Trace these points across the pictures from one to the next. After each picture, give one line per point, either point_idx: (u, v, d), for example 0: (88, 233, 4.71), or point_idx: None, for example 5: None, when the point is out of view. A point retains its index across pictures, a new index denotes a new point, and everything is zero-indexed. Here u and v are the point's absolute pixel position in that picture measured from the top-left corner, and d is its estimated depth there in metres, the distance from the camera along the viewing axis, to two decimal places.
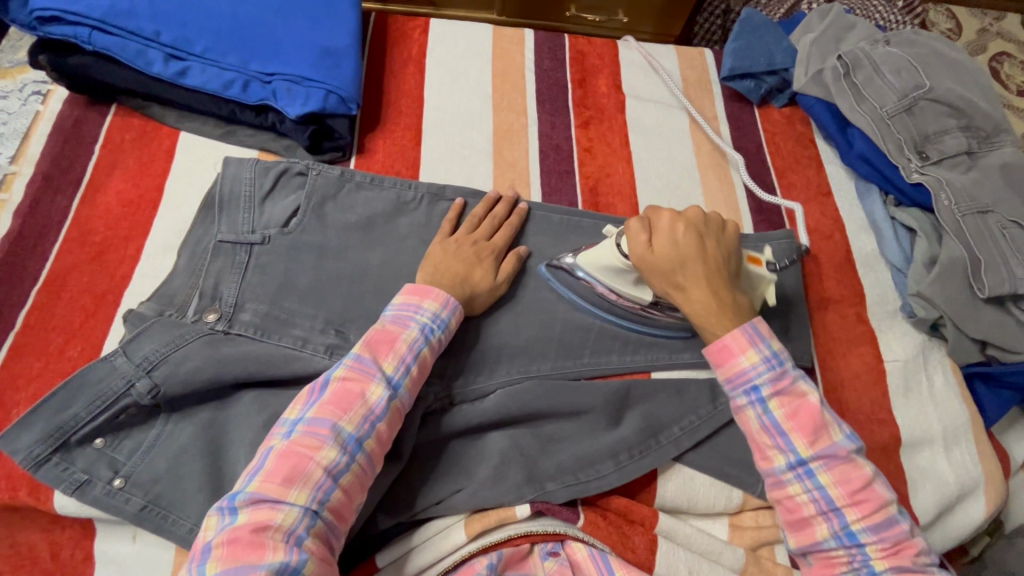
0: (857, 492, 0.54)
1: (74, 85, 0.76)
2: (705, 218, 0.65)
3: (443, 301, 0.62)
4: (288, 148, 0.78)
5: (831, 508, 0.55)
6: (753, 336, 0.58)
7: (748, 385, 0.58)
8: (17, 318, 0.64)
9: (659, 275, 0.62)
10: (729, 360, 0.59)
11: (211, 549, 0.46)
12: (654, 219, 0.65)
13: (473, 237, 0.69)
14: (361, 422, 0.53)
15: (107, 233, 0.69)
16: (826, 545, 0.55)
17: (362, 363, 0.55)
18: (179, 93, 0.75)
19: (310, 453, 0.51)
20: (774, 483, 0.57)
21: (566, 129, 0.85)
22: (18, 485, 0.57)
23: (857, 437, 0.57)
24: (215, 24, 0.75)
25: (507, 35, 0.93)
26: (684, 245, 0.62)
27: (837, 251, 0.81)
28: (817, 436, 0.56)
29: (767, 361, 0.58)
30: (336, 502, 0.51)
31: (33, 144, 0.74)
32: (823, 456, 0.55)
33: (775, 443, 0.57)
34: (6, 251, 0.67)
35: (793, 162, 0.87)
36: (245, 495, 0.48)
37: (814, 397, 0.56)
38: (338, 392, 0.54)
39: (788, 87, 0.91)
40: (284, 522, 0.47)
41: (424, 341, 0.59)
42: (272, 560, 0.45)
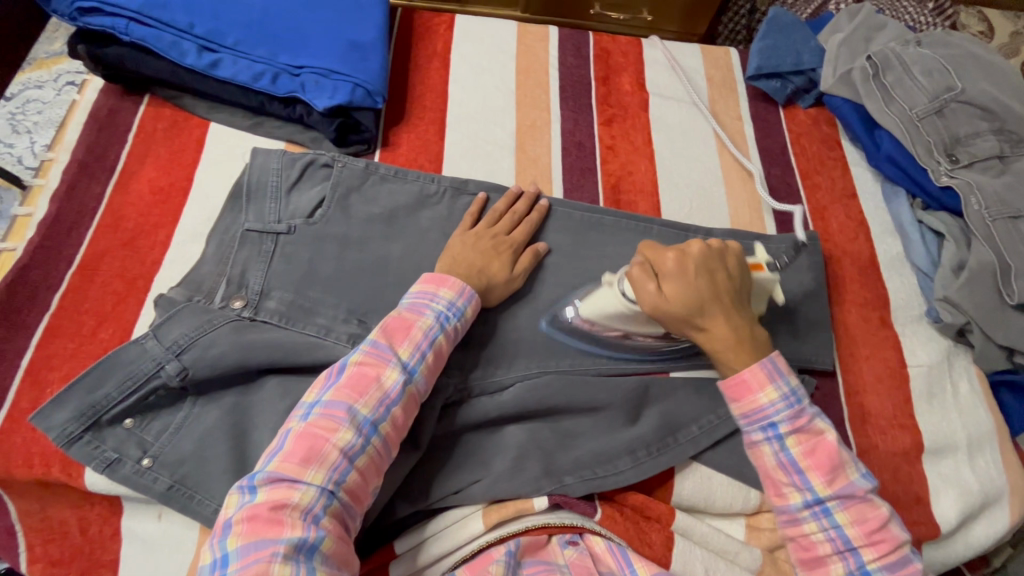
0: (874, 533, 0.54)
1: (110, 75, 0.78)
2: (709, 249, 0.62)
3: (459, 290, 0.62)
4: (314, 141, 0.79)
5: (848, 547, 0.55)
6: (771, 372, 0.58)
7: (765, 422, 0.57)
8: (51, 300, 0.65)
9: (677, 320, 0.60)
10: (746, 395, 0.58)
11: (232, 525, 0.47)
12: (657, 261, 0.61)
13: (493, 230, 0.70)
14: (377, 406, 0.54)
15: (138, 220, 0.71)
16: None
17: (379, 349, 0.56)
18: (210, 85, 0.77)
19: (326, 435, 0.51)
20: (788, 520, 0.57)
21: (589, 126, 0.85)
22: (51, 462, 0.59)
23: (873, 477, 0.57)
24: (246, 17, 0.76)
25: (531, 32, 0.93)
26: (698, 286, 0.59)
27: (862, 254, 0.80)
28: (834, 474, 0.56)
29: (785, 398, 0.57)
30: (353, 483, 0.51)
31: (70, 132, 0.76)
32: (840, 495, 0.55)
33: (791, 480, 0.57)
34: (42, 235, 0.69)
35: (818, 163, 0.86)
36: (264, 474, 0.49)
37: (832, 435, 0.56)
38: (354, 376, 0.54)
39: (815, 87, 0.91)
40: (301, 501, 0.48)
41: (439, 329, 0.60)
42: (291, 536, 0.46)
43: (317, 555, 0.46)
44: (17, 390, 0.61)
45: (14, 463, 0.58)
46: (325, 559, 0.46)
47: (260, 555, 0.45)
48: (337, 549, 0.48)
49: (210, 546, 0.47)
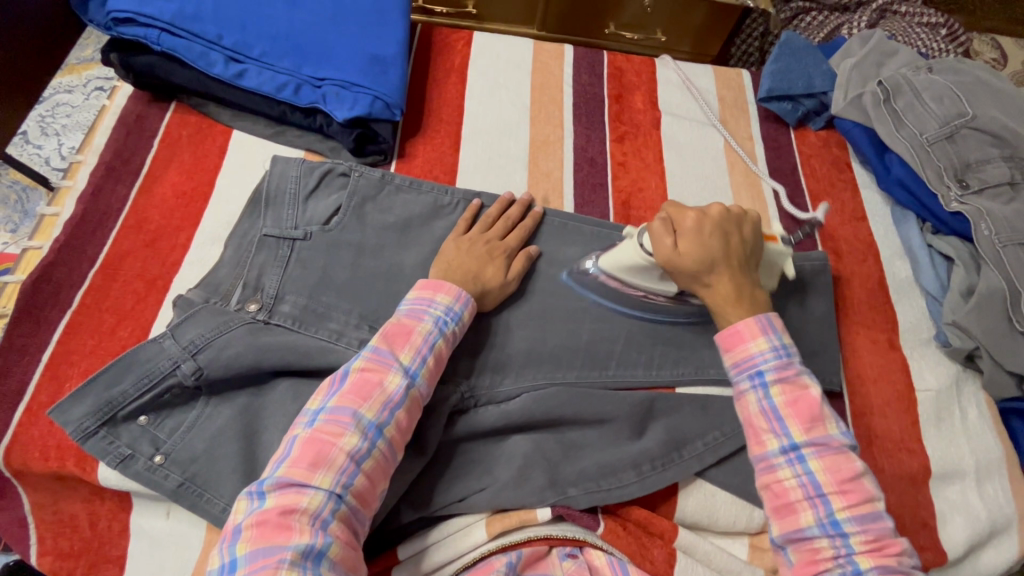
0: (845, 481, 0.52)
1: (140, 82, 0.81)
2: (727, 214, 0.65)
3: (456, 295, 0.63)
4: (333, 150, 0.81)
5: (818, 493, 0.53)
6: (765, 326, 0.59)
7: (753, 370, 0.58)
8: (74, 298, 0.67)
9: (686, 275, 0.63)
10: (738, 344, 0.59)
11: (242, 531, 0.48)
12: (676, 219, 0.65)
13: (486, 236, 0.71)
14: (380, 410, 0.55)
15: (161, 222, 0.73)
16: (810, 534, 0.52)
17: (381, 355, 0.57)
18: (234, 93, 0.79)
19: (333, 440, 0.52)
20: (764, 467, 0.55)
21: (601, 143, 0.87)
22: (66, 455, 0.60)
23: (852, 437, 0.56)
24: (272, 31, 0.79)
25: (547, 49, 0.95)
26: (711, 244, 0.62)
27: (870, 275, 0.80)
28: (813, 425, 0.55)
29: (775, 349, 0.58)
30: (360, 487, 0.52)
31: (98, 136, 0.79)
32: (816, 443, 0.54)
33: (771, 427, 0.55)
34: (68, 234, 0.71)
35: (828, 185, 0.87)
36: (273, 479, 0.50)
37: (816, 389, 0.56)
38: (357, 382, 0.55)
39: (826, 110, 0.92)
40: (309, 505, 0.49)
41: (438, 333, 0.60)
42: (299, 542, 0.47)
43: (325, 561, 0.47)
44: (37, 383, 0.63)
45: (31, 455, 0.60)
46: (331, 565, 0.47)
47: (269, 561, 0.46)
48: (345, 554, 0.49)
49: (220, 551, 0.48)
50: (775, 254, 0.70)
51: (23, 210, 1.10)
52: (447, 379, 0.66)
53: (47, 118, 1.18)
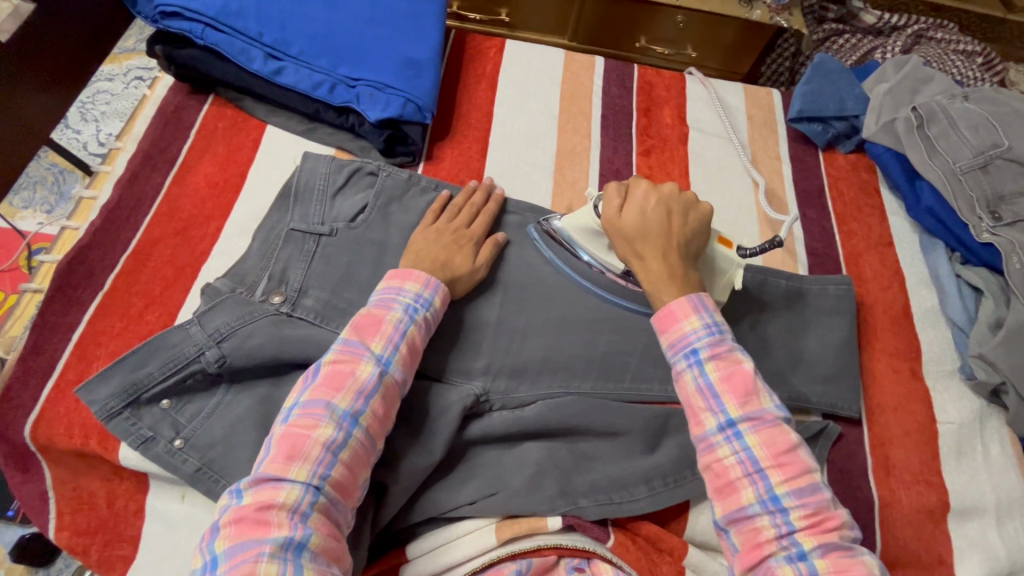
0: (782, 454, 0.52)
1: (180, 74, 0.83)
2: (678, 193, 0.67)
3: (424, 282, 0.64)
4: (363, 149, 0.82)
5: (756, 469, 0.52)
6: (697, 304, 0.59)
7: (687, 349, 0.57)
8: (106, 280, 0.69)
9: (621, 240, 0.66)
10: (673, 325, 0.59)
11: (220, 529, 0.49)
12: (632, 187, 0.68)
13: (453, 225, 0.71)
14: (355, 399, 0.55)
15: (193, 211, 0.75)
16: (752, 513, 0.51)
17: (351, 345, 0.58)
18: (271, 89, 0.80)
19: (307, 432, 0.53)
20: (704, 447, 0.54)
21: (627, 155, 0.87)
22: (90, 433, 0.61)
23: (787, 410, 0.55)
24: (310, 30, 0.80)
25: (578, 60, 0.96)
26: (652, 216, 0.65)
27: (894, 303, 0.79)
28: (748, 400, 0.54)
29: (707, 327, 0.58)
30: (338, 477, 0.52)
31: (138, 125, 0.81)
32: (751, 417, 0.53)
33: (708, 405, 0.55)
34: (103, 218, 0.73)
35: (855, 210, 0.86)
36: (249, 477, 0.51)
37: (748, 364, 0.55)
38: (330, 374, 0.56)
39: (857, 134, 0.91)
40: (286, 500, 0.49)
41: (408, 321, 0.61)
42: (277, 536, 0.47)
43: (306, 552, 0.47)
44: (66, 362, 0.64)
45: (56, 432, 0.61)
46: (311, 557, 0.47)
47: (247, 555, 0.46)
48: (327, 545, 0.49)
49: (201, 551, 0.49)
50: (725, 260, 0.69)
51: (59, 191, 1.13)
52: (463, 381, 0.67)
53: (87, 104, 1.22)
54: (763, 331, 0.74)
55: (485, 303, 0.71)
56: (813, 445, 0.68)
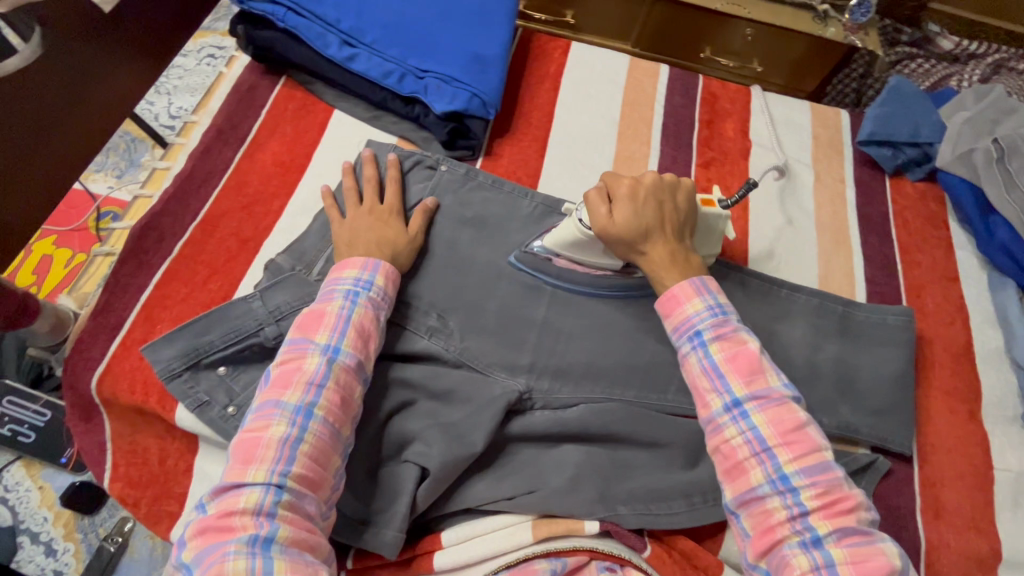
0: (789, 432, 0.52)
1: (257, 54, 0.85)
2: (660, 181, 0.66)
3: (362, 265, 0.63)
4: (424, 140, 0.83)
5: (763, 448, 0.52)
6: (699, 287, 0.61)
7: (691, 331, 0.59)
8: (174, 247, 0.72)
9: (621, 244, 0.64)
10: (676, 308, 0.61)
11: (187, 542, 0.48)
12: (613, 187, 0.66)
13: (366, 207, 0.70)
14: (305, 392, 0.54)
15: (259, 187, 0.77)
16: (762, 494, 0.51)
17: (295, 344, 0.57)
18: (342, 75, 0.82)
19: (260, 433, 0.52)
20: (712, 429, 0.55)
21: (686, 165, 0.86)
22: (150, 392, 0.64)
23: (796, 390, 0.56)
24: (384, 20, 0.82)
25: (642, 66, 0.95)
26: (645, 212, 0.64)
27: (956, 340, 0.76)
28: (754, 379, 0.55)
29: (710, 308, 0.59)
30: (301, 470, 0.50)
31: (214, 101, 0.85)
32: (757, 396, 0.54)
33: (713, 386, 0.56)
34: (176, 187, 0.76)
35: (920, 240, 0.83)
36: (211, 489, 0.50)
37: (753, 344, 0.57)
38: (279, 375, 0.55)
39: (928, 162, 0.88)
40: (247, 504, 0.48)
41: (351, 306, 0.60)
42: (243, 535, 0.46)
43: (274, 546, 0.46)
44: (132, 321, 0.67)
45: (120, 386, 0.64)
46: (280, 550, 0.46)
47: (214, 559, 0.45)
48: (297, 536, 0.47)
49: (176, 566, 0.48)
50: (712, 216, 0.70)
51: (130, 158, 1.18)
52: (507, 377, 0.67)
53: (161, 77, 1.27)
54: (816, 356, 0.72)
55: (533, 302, 0.71)
56: (860, 478, 0.66)
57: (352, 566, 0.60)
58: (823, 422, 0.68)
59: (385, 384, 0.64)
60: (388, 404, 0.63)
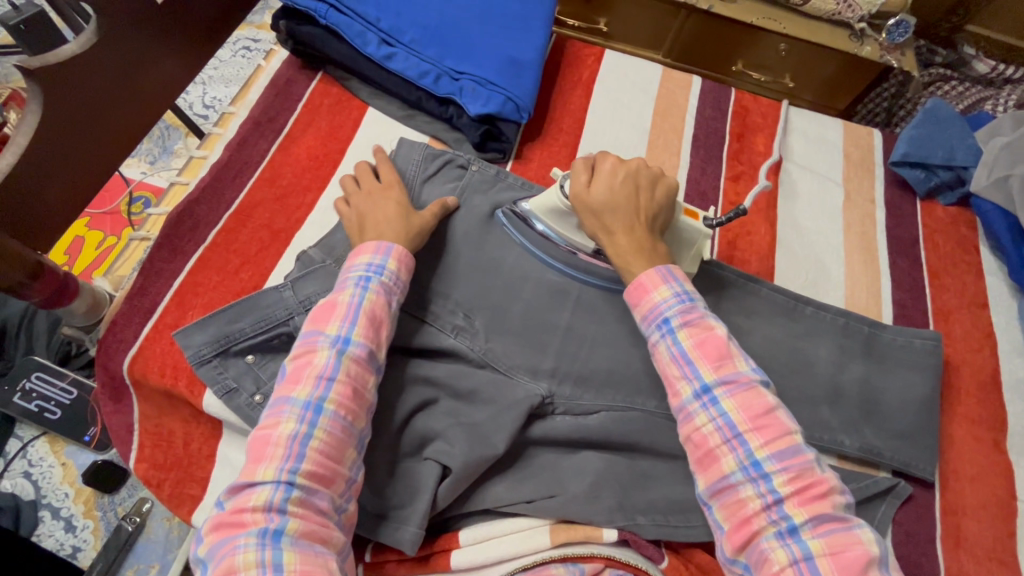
0: (758, 417, 0.52)
1: (297, 49, 0.87)
2: (644, 169, 0.68)
3: (373, 250, 0.63)
4: (456, 141, 0.84)
5: (734, 434, 0.51)
6: (666, 275, 0.60)
7: (659, 319, 0.58)
8: (208, 235, 0.73)
9: (588, 214, 0.66)
10: (644, 297, 0.60)
11: (204, 537, 0.49)
12: (597, 165, 0.69)
13: (369, 195, 0.70)
14: (314, 386, 0.54)
15: (293, 180, 0.78)
16: (735, 483, 0.51)
17: (306, 337, 0.57)
18: (379, 73, 0.83)
19: (271, 430, 0.52)
20: (683, 417, 0.55)
21: (715, 178, 0.86)
22: (179, 375, 0.65)
23: (764, 373, 0.55)
24: (423, 21, 0.83)
25: (675, 77, 0.95)
26: (620, 191, 0.66)
27: (983, 367, 0.75)
28: (722, 364, 0.55)
29: (677, 296, 0.59)
30: (312, 466, 0.50)
31: (252, 93, 0.86)
32: (726, 381, 0.53)
33: (682, 372, 0.55)
34: (213, 176, 0.77)
35: (950, 264, 0.83)
36: (227, 487, 0.51)
37: (721, 329, 0.56)
38: (293, 369, 0.56)
39: (962, 186, 0.87)
40: (257, 501, 0.48)
41: (361, 296, 0.59)
42: (252, 530, 0.47)
43: (284, 537, 0.46)
44: (165, 306, 0.68)
45: (150, 369, 0.65)
46: (291, 541, 0.46)
47: (226, 552, 0.46)
48: (308, 528, 0.48)
49: (194, 561, 0.49)
50: (691, 230, 0.70)
51: (163, 145, 1.20)
52: (530, 380, 0.67)
53: None
54: (841, 376, 0.71)
55: (558, 307, 0.71)
56: (880, 502, 0.66)
57: (370, 558, 0.61)
58: (846, 443, 0.68)
59: (410, 380, 0.65)
60: (412, 400, 0.64)
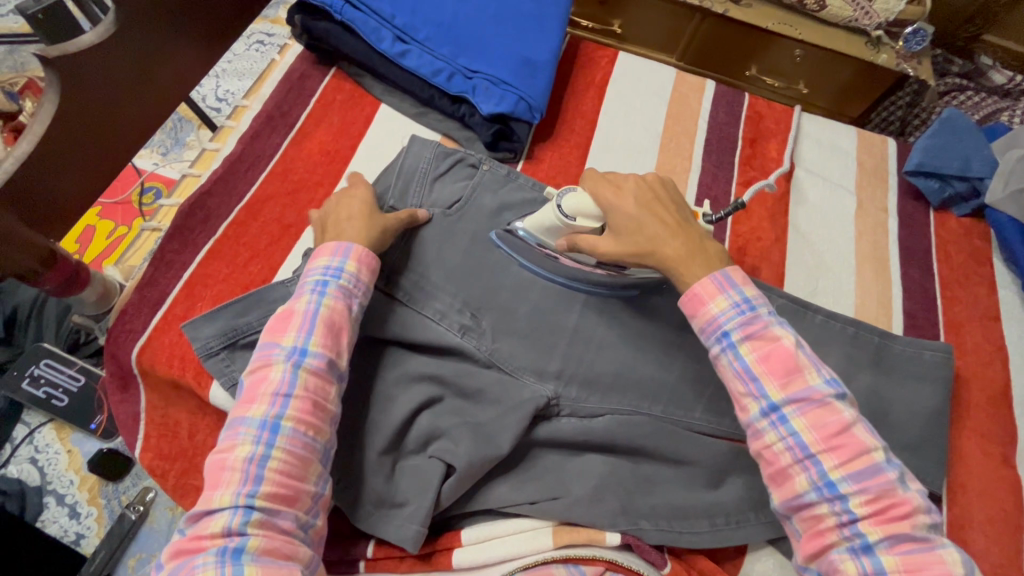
0: (833, 436, 0.49)
1: (311, 44, 0.87)
2: (641, 182, 0.64)
3: (330, 252, 0.62)
4: (468, 140, 0.84)
5: (807, 454, 0.49)
6: (723, 284, 0.56)
7: (719, 333, 0.55)
8: (219, 227, 0.73)
9: (623, 250, 0.62)
10: (701, 308, 0.57)
11: (161, 566, 0.47)
12: (598, 193, 0.64)
13: (336, 211, 0.68)
14: (270, 404, 0.52)
15: (304, 175, 0.79)
16: (809, 501, 0.49)
17: (261, 353, 0.56)
18: (393, 70, 0.83)
19: (227, 454, 0.51)
20: (752, 433, 0.53)
21: (726, 183, 0.86)
22: (186, 366, 0.65)
23: (840, 385, 0.52)
24: (437, 19, 0.83)
25: (689, 80, 0.95)
26: (641, 216, 0.62)
27: (994, 382, 0.75)
28: (791, 379, 0.52)
29: (737, 306, 0.55)
30: (271, 485, 0.49)
31: (266, 87, 0.87)
32: (796, 399, 0.51)
33: (747, 390, 0.53)
34: (224, 169, 0.77)
35: (962, 276, 0.82)
36: (185, 514, 0.50)
37: (787, 340, 0.53)
38: (248, 389, 0.54)
39: (976, 198, 0.86)
40: (216, 527, 0.47)
41: (318, 303, 0.58)
42: (213, 553, 0.46)
43: (245, 556, 0.45)
44: (174, 297, 0.69)
45: (158, 359, 0.65)
46: (252, 558, 0.45)
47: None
48: (270, 546, 0.46)
49: None
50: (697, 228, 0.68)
51: (175, 137, 1.21)
52: (536, 381, 0.67)
53: None
54: (849, 386, 0.70)
55: (565, 308, 0.71)
56: None
57: (371, 555, 0.60)
58: None
59: (416, 377, 0.65)
60: (417, 398, 0.64)
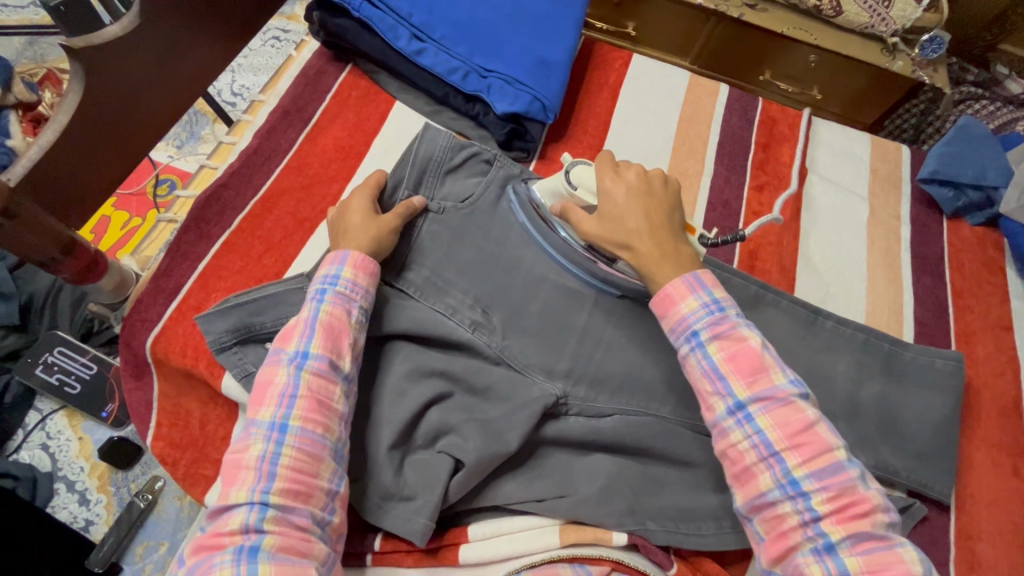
0: (797, 435, 0.49)
1: (328, 41, 0.88)
2: (643, 175, 0.65)
3: (333, 259, 0.63)
4: (481, 138, 0.85)
5: (771, 452, 0.49)
6: (693, 284, 0.56)
7: (687, 332, 0.55)
8: (234, 220, 0.74)
9: (598, 231, 0.63)
10: (671, 308, 0.56)
11: (184, 561, 0.49)
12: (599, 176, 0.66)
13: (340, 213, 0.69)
14: (277, 406, 0.53)
15: (319, 170, 0.79)
16: (772, 500, 0.49)
17: (269, 357, 0.57)
18: (409, 69, 0.84)
19: (241, 455, 0.52)
20: (717, 433, 0.53)
21: (739, 187, 0.86)
22: (200, 357, 0.66)
23: (803, 384, 0.52)
24: (453, 17, 0.83)
25: (703, 83, 0.95)
26: (627, 205, 0.62)
27: (1005, 392, 0.74)
28: (757, 378, 0.52)
29: (706, 306, 0.55)
30: (283, 484, 0.49)
31: (282, 82, 0.87)
32: (762, 398, 0.51)
33: (714, 388, 0.53)
34: (241, 162, 0.78)
35: (975, 285, 0.81)
36: (206, 512, 0.51)
37: (754, 340, 0.53)
38: (257, 391, 0.55)
39: (991, 207, 0.85)
40: (234, 525, 0.48)
41: (321, 306, 0.59)
42: (231, 551, 0.46)
43: (261, 553, 0.46)
44: (189, 288, 0.69)
45: (172, 349, 0.66)
46: (268, 556, 0.46)
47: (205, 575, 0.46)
48: (286, 544, 0.47)
49: None
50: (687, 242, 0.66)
51: (190, 130, 1.22)
52: (545, 380, 0.67)
53: None
54: (858, 393, 0.70)
55: (575, 308, 0.71)
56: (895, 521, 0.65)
57: (379, 547, 0.61)
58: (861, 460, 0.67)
59: (426, 373, 0.65)
60: (427, 393, 0.64)
